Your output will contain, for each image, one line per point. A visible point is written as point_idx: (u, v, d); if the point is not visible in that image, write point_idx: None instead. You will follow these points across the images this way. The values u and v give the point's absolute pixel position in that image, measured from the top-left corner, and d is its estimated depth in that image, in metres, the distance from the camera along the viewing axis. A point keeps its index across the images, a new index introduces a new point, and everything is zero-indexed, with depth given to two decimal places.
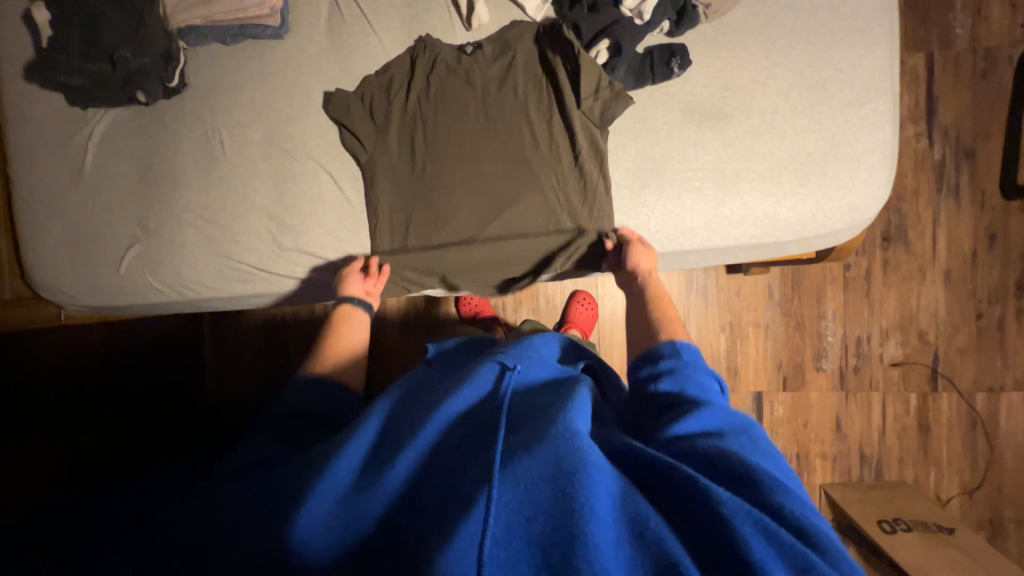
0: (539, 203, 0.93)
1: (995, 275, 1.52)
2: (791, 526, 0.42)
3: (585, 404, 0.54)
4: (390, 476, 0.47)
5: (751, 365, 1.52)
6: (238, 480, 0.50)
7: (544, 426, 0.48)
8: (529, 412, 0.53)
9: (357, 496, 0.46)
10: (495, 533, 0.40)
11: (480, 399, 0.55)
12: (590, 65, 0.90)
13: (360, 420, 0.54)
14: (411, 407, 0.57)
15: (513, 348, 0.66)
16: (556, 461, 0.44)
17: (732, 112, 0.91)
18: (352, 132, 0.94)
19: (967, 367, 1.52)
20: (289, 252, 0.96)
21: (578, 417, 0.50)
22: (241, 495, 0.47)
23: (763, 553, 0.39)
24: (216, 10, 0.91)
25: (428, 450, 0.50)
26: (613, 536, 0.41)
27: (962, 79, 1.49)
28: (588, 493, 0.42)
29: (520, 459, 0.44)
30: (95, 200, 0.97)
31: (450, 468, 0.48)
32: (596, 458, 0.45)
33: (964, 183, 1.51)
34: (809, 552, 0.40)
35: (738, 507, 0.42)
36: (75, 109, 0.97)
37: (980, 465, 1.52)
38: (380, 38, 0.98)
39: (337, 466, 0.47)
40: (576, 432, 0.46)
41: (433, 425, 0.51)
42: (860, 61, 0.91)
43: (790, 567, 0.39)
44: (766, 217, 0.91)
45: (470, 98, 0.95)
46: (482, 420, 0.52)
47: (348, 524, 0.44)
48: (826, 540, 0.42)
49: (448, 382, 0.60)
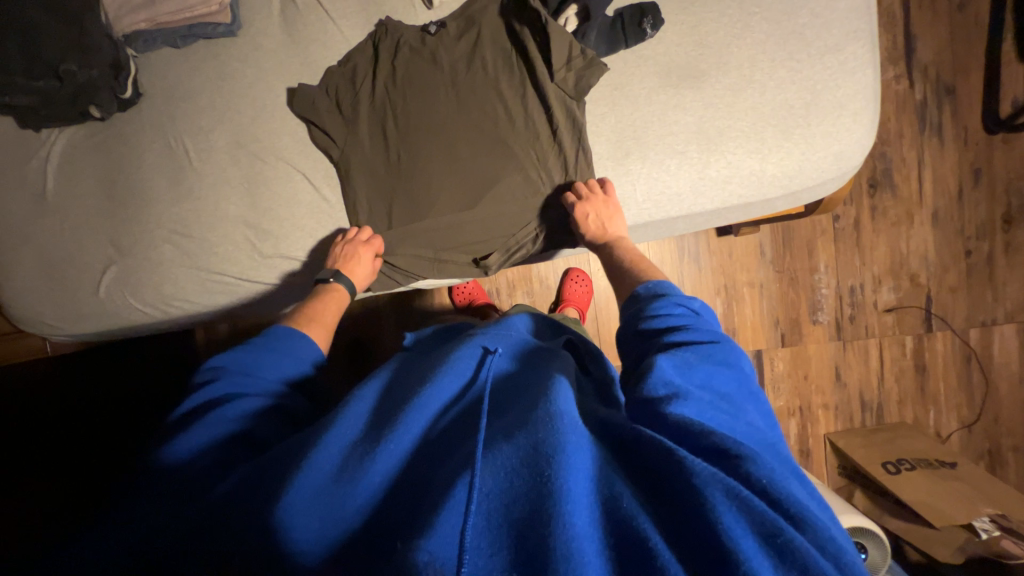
0: (521, 183, 0.91)
1: (982, 210, 1.52)
2: (764, 493, 0.42)
3: (565, 382, 0.55)
4: (373, 467, 0.48)
5: (749, 325, 1.53)
6: (229, 479, 0.52)
7: (529, 412, 0.49)
8: (509, 396, 0.55)
9: (340, 488, 0.47)
10: (474, 520, 0.41)
11: (463, 381, 0.57)
12: (559, 34, 0.85)
13: (342, 411, 0.54)
14: (394, 392, 0.58)
15: (492, 328, 0.67)
16: (534, 444, 0.45)
17: (710, 69, 0.88)
18: (321, 127, 0.91)
19: (959, 305, 1.54)
20: (271, 259, 0.94)
21: (560, 399, 0.50)
22: (233, 490, 0.49)
23: (731, 522, 0.39)
24: (161, 11, 0.86)
25: (412, 440, 0.52)
26: (589, 516, 0.41)
27: (940, 14, 1.46)
28: (567, 475, 0.42)
29: (501, 446, 0.46)
30: (62, 225, 0.93)
31: (434, 458, 0.50)
32: (575, 437, 0.46)
33: (947, 121, 1.50)
34: (779, 520, 0.40)
35: (710, 476, 0.42)
36: (28, 131, 0.93)
37: (977, 398, 1.55)
38: (338, 26, 0.93)
39: (318, 459, 0.49)
40: (558, 416, 0.48)
41: (415, 415, 0.52)
42: (836, 3, 0.88)
43: (755, 534, 0.39)
44: (752, 175, 0.90)
45: (438, 80, 0.91)
46: (465, 409, 0.54)
47: (331, 516, 0.46)
48: (795, 505, 0.41)
49: (429, 362, 0.61)
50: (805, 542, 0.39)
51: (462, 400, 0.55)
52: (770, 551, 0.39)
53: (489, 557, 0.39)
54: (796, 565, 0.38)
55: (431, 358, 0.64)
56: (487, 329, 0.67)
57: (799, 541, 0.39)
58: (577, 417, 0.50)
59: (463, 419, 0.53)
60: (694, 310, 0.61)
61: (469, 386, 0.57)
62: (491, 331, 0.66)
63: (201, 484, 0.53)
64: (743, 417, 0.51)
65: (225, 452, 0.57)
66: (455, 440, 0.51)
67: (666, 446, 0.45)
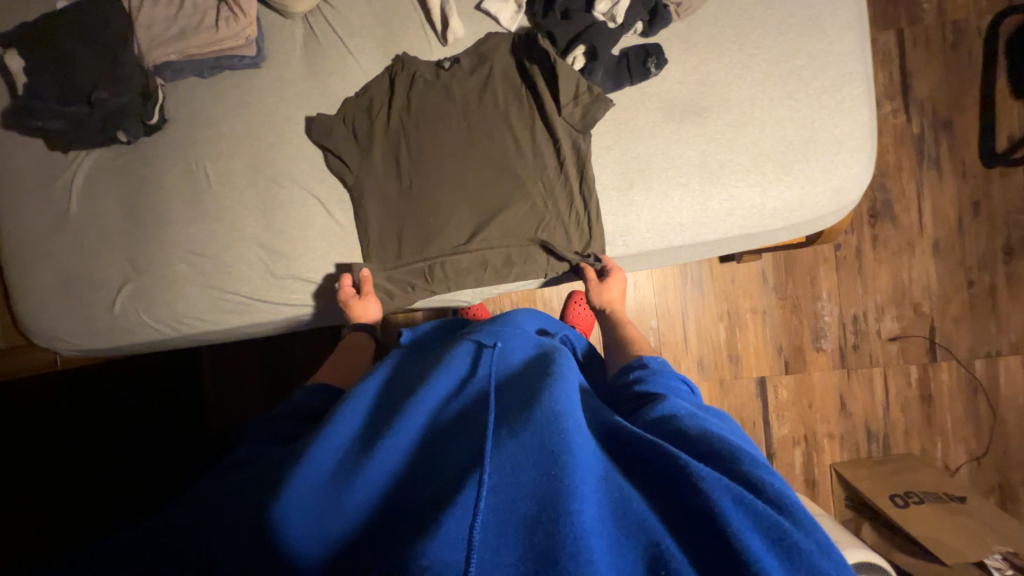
0: (529, 211, 0.94)
1: (982, 241, 1.54)
2: (770, 499, 0.43)
3: (569, 377, 0.57)
4: (373, 465, 0.49)
5: (752, 352, 1.53)
6: (231, 474, 0.55)
7: (529, 411, 0.50)
8: (508, 391, 0.57)
9: (341, 480, 0.48)
10: (483, 517, 0.40)
11: (460, 379, 0.60)
12: (567, 71, 0.90)
13: (341, 411, 0.57)
14: (395, 395, 0.61)
15: (488, 327, 0.71)
16: (540, 443, 0.45)
17: (711, 106, 0.92)
18: (337, 155, 0.94)
19: (963, 335, 1.54)
20: (282, 279, 0.96)
21: (562, 398, 0.51)
22: (223, 488, 0.51)
23: (741, 523, 0.39)
24: (191, 44, 0.92)
25: (412, 438, 0.53)
26: (598, 514, 0.41)
27: (934, 53, 1.51)
28: (573, 473, 0.42)
29: (506, 443, 0.46)
30: (83, 243, 0.96)
31: (435, 457, 0.50)
32: (580, 439, 0.47)
33: (944, 154, 1.53)
34: (784, 521, 0.41)
35: (716, 481, 0.42)
36: (55, 152, 0.96)
37: (984, 430, 1.54)
38: (357, 59, 0.98)
39: (318, 455, 0.50)
40: (559, 416, 0.48)
41: (416, 412, 0.55)
42: (832, 46, 0.92)
43: (765, 538, 0.40)
44: (753, 207, 0.92)
45: (451, 111, 0.95)
46: (466, 403, 0.56)
47: (328, 513, 0.46)
48: (796, 509, 0.43)
49: (428, 365, 0.65)
50: (810, 545, 0.40)
51: (461, 396, 0.58)
52: (778, 553, 0.39)
53: (494, 551, 0.38)
54: (806, 568, 0.38)
55: (429, 361, 0.67)
56: (484, 327, 0.71)
57: (805, 545, 0.39)
58: (580, 417, 0.50)
59: (466, 411, 0.54)
60: (693, 391, 0.68)
61: (466, 382, 0.59)
62: (488, 329, 0.70)
63: (199, 485, 0.54)
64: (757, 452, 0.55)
65: (241, 457, 0.59)
66: (458, 431, 0.52)
67: (654, 443, 0.47)
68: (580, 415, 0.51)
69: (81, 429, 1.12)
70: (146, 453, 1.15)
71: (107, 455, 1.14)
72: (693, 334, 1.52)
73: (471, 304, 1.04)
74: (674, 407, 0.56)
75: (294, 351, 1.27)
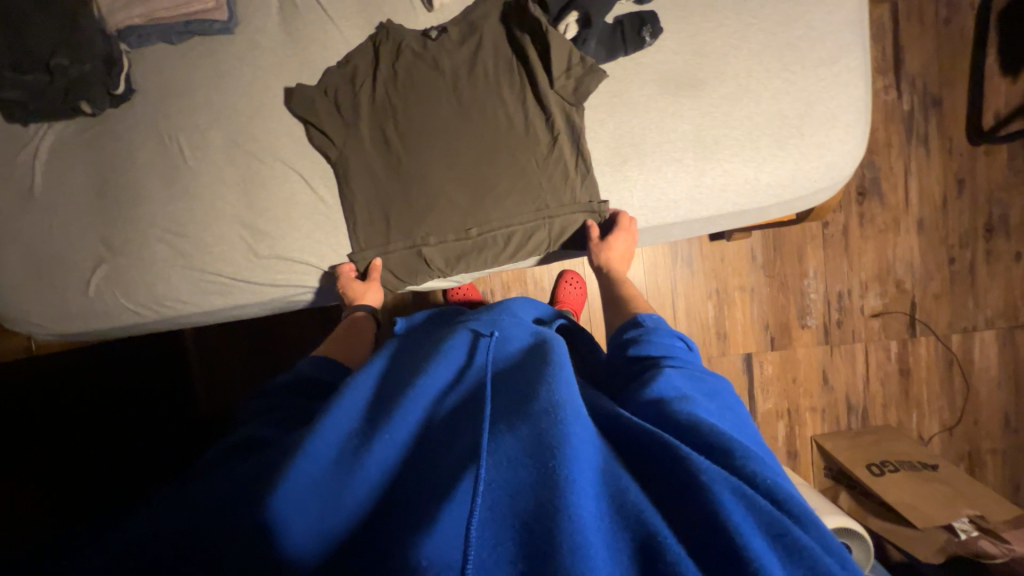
0: (522, 189, 0.91)
1: (965, 219, 1.57)
2: (765, 492, 0.43)
3: (567, 365, 0.56)
4: (369, 460, 0.48)
5: (739, 329, 1.55)
6: (227, 464, 0.54)
7: (528, 402, 0.48)
8: (506, 381, 0.55)
9: (336, 477, 0.47)
10: (482, 514, 0.40)
11: (458, 370, 0.58)
12: (559, 41, 0.87)
13: (336, 399, 0.55)
14: (389, 385, 0.59)
15: (486, 316, 0.70)
16: (538, 435, 0.44)
17: (707, 78, 0.90)
18: (319, 128, 0.90)
19: (942, 311, 1.58)
20: (266, 259, 0.93)
21: (562, 388, 0.50)
22: (218, 481, 0.49)
23: (740, 518, 0.40)
24: (157, 7, 0.85)
25: (410, 432, 0.52)
26: (596, 506, 0.41)
27: (927, 28, 1.49)
28: (572, 466, 0.41)
29: (504, 436, 0.45)
30: (52, 222, 0.91)
31: (432, 451, 0.50)
32: (578, 428, 0.45)
33: (933, 131, 1.54)
34: (784, 518, 0.41)
35: (717, 475, 0.42)
36: (16, 126, 0.90)
37: (958, 402, 1.60)
38: (337, 26, 0.93)
39: (315, 449, 0.49)
40: (558, 405, 0.47)
41: (414, 403, 0.54)
42: (831, 16, 0.90)
43: (764, 532, 0.40)
44: (747, 183, 0.91)
45: (440, 85, 0.91)
46: (465, 394, 0.55)
47: (326, 512, 0.45)
48: (795, 505, 0.43)
49: (425, 353, 0.63)
50: (809, 541, 0.40)
51: (457, 387, 0.56)
52: (779, 551, 0.39)
53: (492, 549, 0.38)
54: (805, 564, 0.38)
55: (425, 349, 0.66)
56: (482, 316, 0.70)
57: (806, 541, 0.39)
58: (580, 406, 0.49)
59: (463, 403, 0.54)
60: (690, 346, 0.68)
61: (462, 372, 0.58)
62: (486, 318, 0.69)
63: (199, 474, 0.53)
64: (747, 429, 0.56)
65: (236, 444, 0.58)
66: (456, 425, 0.51)
67: (654, 432, 0.47)
68: (581, 405, 0.49)
69: (65, 425, 1.09)
70: (138, 446, 1.13)
71: (97, 452, 1.11)
72: (683, 313, 1.53)
73: (461, 284, 1.04)
74: (679, 386, 0.56)
75: (281, 335, 1.25)
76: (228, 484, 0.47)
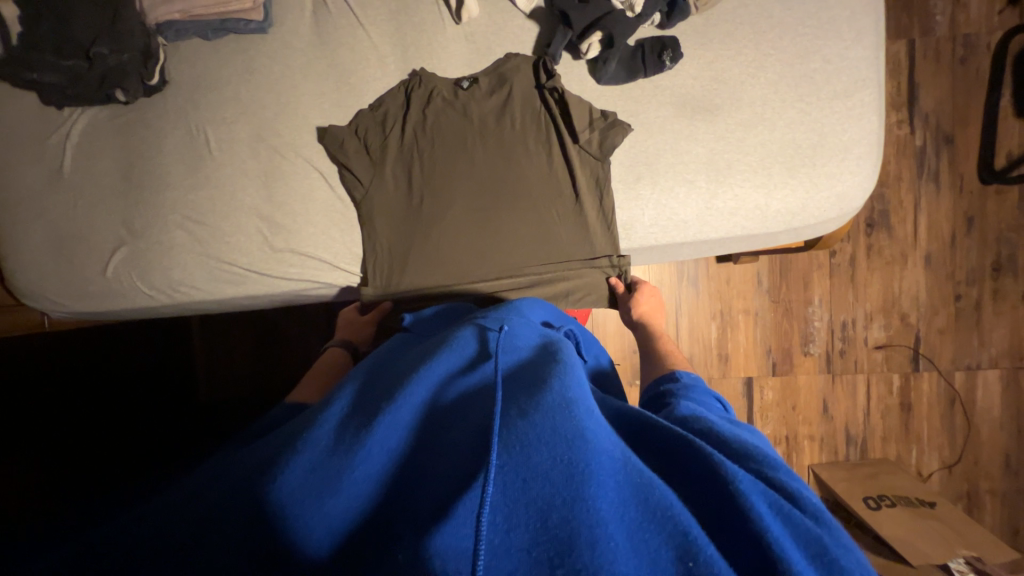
0: (541, 242, 0.94)
1: (973, 256, 1.57)
2: (787, 494, 0.44)
3: (577, 366, 0.57)
4: (372, 440, 0.49)
5: (741, 352, 1.55)
6: (236, 452, 0.55)
7: (539, 394, 0.49)
8: (515, 373, 0.56)
9: (338, 456, 0.47)
10: (493, 499, 0.40)
11: (464, 359, 0.61)
12: (579, 103, 0.92)
13: (336, 391, 0.59)
14: (392, 375, 0.61)
15: (495, 313, 0.72)
16: (551, 426, 0.44)
17: (723, 104, 0.92)
18: (348, 167, 0.93)
19: (946, 347, 1.58)
20: (281, 253, 0.95)
21: (573, 384, 0.51)
22: (235, 462, 0.51)
23: (780, 533, 0.39)
24: (197, 4, 0.88)
25: (414, 416, 0.53)
26: (617, 498, 0.41)
27: (943, 67, 1.51)
28: (587, 457, 0.42)
29: (517, 423, 0.45)
30: (77, 203, 0.94)
31: (433, 436, 0.52)
32: (592, 422, 0.46)
33: (944, 168, 1.55)
34: (821, 535, 0.41)
35: (752, 485, 0.42)
36: (50, 109, 0.94)
37: (958, 440, 1.58)
38: (366, 32, 0.96)
39: (315, 436, 0.50)
40: (571, 401, 0.47)
41: (419, 389, 0.55)
42: (847, 52, 0.92)
43: (805, 551, 0.40)
44: (757, 208, 0.93)
45: (468, 130, 0.95)
46: (471, 385, 0.56)
47: (327, 490, 0.45)
48: (818, 509, 0.44)
49: (430, 346, 0.65)
50: (849, 561, 0.39)
51: (464, 376, 0.57)
52: (817, 564, 0.39)
53: (505, 535, 0.39)
54: None
55: (431, 341, 0.68)
56: (491, 314, 0.72)
57: (845, 560, 0.39)
58: (590, 403, 0.50)
59: (469, 393, 0.55)
60: (726, 409, 0.67)
61: (467, 364, 0.60)
62: (495, 315, 0.71)
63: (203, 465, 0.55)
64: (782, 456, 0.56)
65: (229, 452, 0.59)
66: (463, 411, 0.53)
67: (678, 432, 0.48)
68: (592, 402, 0.50)
69: (73, 402, 1.11)
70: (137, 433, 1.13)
71: (100, 432, 1.12)
72: (685, 333, 1.54)
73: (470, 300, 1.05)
74: (696, 412, 0.57)
75: (287, 328, 1.27)
76: (235, 472, 0.48)
